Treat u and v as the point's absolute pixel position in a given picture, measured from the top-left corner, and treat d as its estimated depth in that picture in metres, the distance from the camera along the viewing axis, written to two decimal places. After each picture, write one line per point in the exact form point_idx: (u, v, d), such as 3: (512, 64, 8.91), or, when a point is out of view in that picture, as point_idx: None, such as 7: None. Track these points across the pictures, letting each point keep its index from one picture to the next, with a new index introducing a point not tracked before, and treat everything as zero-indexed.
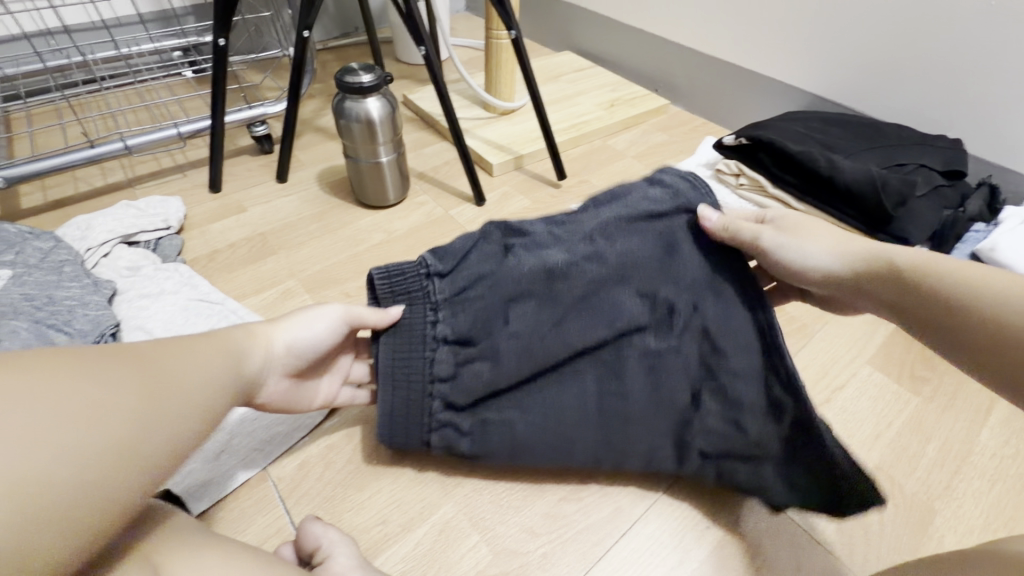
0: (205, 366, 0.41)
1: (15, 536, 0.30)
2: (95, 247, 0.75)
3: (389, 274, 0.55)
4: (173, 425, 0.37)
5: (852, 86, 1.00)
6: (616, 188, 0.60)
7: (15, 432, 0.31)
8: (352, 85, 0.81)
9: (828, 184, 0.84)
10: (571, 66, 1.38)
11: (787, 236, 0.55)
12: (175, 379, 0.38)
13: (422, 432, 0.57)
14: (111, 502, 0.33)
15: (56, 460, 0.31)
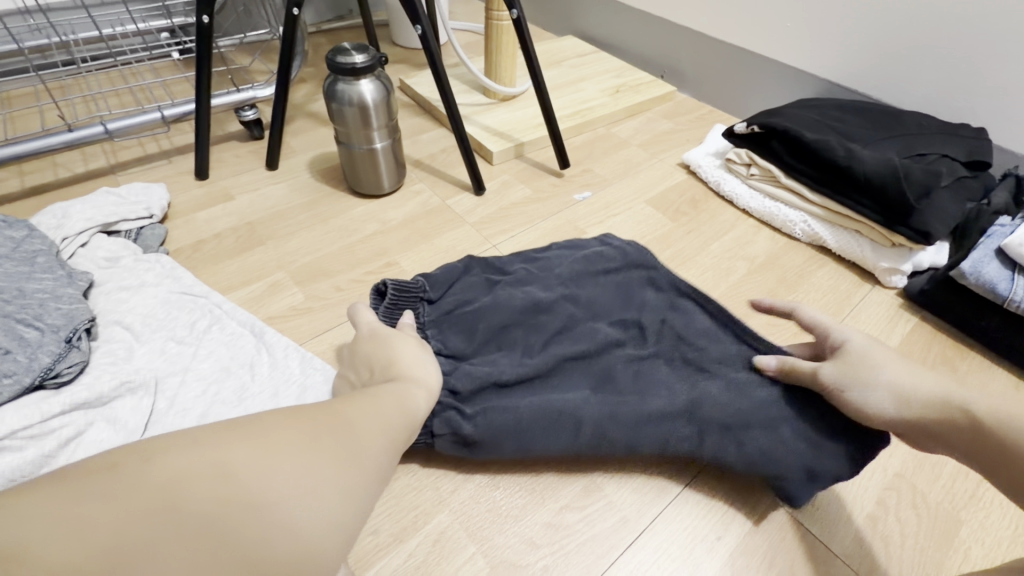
0: (384, 417, 0.43)
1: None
2: (72, 236, 0.71)
3: (400, 288, 0.64)
4: (363, 494, 0.37)
5: (870, 71, 0.95)
6: (576, 241, 0.76)
7: (266, 482, 0.33)
8: (343, 66, 0.76)
9: (845, 174, 0.80)
10: (574, 51, 1.33)
11: (850, 375, 0.49)
12: (371, 450, 0.40)
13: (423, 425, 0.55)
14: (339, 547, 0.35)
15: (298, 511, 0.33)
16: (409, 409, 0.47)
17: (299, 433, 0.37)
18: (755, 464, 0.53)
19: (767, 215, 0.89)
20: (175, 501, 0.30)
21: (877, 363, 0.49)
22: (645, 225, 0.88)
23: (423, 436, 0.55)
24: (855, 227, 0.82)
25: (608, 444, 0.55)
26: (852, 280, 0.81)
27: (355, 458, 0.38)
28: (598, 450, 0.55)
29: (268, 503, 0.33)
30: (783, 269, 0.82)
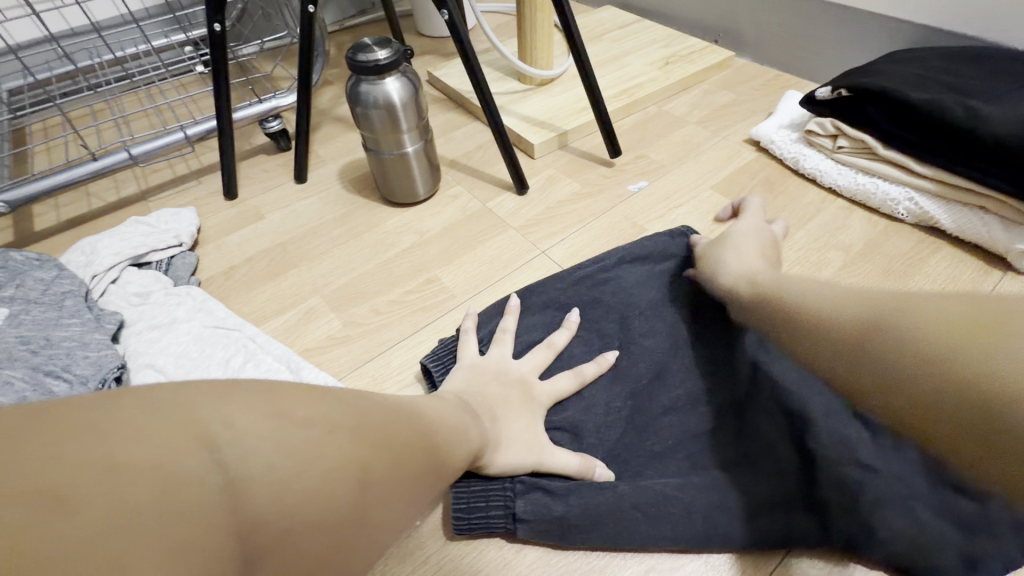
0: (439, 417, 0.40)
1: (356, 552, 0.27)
2: (101, 273, 0.68)
3: (440, 356, 0.58)
4: (428, 470, 0.34)
5: (981, 10, 0.79)
6: (644, 246, 0.68)
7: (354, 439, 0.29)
8: (365, 65, 0.68)
9: (965, 139, 0.66)
10: (614, 22, 1.21)
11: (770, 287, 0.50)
12: (427, 436, 0.36)
13: (505, 507, 0.48)
14: (412, 510, 0.32)
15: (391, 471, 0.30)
16: (467, 439, 0.42)
17: (363, 404, 0.32)
18: (917, 540, 0.44)
19: (859, 194, 0.76)
20: (349, 468, 0.27)
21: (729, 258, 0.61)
22: (714, 216, 0.77)
23: (504, 520, 0.48)
24: (977, 202, 0.68)
25: (722, 518, 0.47)
26: (976, 268, 0.67)
27: (422, 438, 0.35)
28: (696, 515, 0.47)
29: (403, 505, 0.31)
30: (887, 259, 0.69)
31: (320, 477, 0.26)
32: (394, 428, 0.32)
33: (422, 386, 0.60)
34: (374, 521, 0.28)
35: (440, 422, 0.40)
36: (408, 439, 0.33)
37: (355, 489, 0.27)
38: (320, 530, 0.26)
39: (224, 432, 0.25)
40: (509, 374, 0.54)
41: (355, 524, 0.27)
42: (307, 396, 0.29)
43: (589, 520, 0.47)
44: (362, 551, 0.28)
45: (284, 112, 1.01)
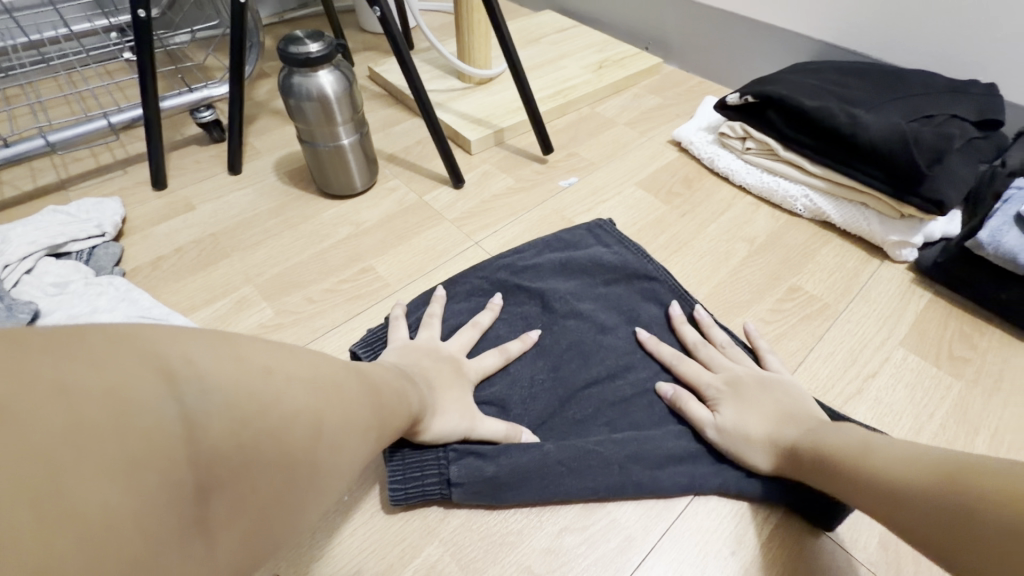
0: (377, 381, 0.42)
1: (290, 499, 0.30)
2: (14, 263, 0.66)
3: (369, 345, 0.60)
4: (364, 431, 0.37)
5: (867, 30, 0.89)
6: (569, 237, 0.73)
7: (299, 394, 0.31)
8: (296, 56, 0.69)
9: (850, 143, 0.74)
10: (552, 26, 1.26)
11: (736, 405, 0.53)
12: (366, 399, 0.38)
13: (439, 473, 0.51)
14: (343, 467, 0.34)
15: (330, 427, 0.33)
16: (406, 405, 0.45)
17: (307, 363, 0.34)
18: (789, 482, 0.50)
19: (765, 191, 0.83)
20: (299, 418, 0.31)
21: (748, 413, 0.52)
22: (636, 211, 0.82)
23: (438, 486, 0.51)
24: (860, 199, 0.76)
25: (632, 472, 0.51)
26: (859, 257, 0.76)
27: (360, 398, 0.38)
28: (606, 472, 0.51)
29: (338, 458, 0.34)
30: (786, 249, 0.77)
31: (271, 422, 0.29)
32: (338, 390, 0.35)
33: None
34: (310, 468, 0.31)
35: (382, 387, 0.42)
36: (347, 403, 0.36)
37: (302, 439, 0.30)
38: (271, 472, 0.28)
39: (187, 371, 0.26)
40: (437, 354, 0.57)
41: (297, 468, 0.30)
42: (258, 351, 0.31)
43: (518, 478, 0.51)
44: (297, 496, 0.30)
45: (217, 103, 1.00)
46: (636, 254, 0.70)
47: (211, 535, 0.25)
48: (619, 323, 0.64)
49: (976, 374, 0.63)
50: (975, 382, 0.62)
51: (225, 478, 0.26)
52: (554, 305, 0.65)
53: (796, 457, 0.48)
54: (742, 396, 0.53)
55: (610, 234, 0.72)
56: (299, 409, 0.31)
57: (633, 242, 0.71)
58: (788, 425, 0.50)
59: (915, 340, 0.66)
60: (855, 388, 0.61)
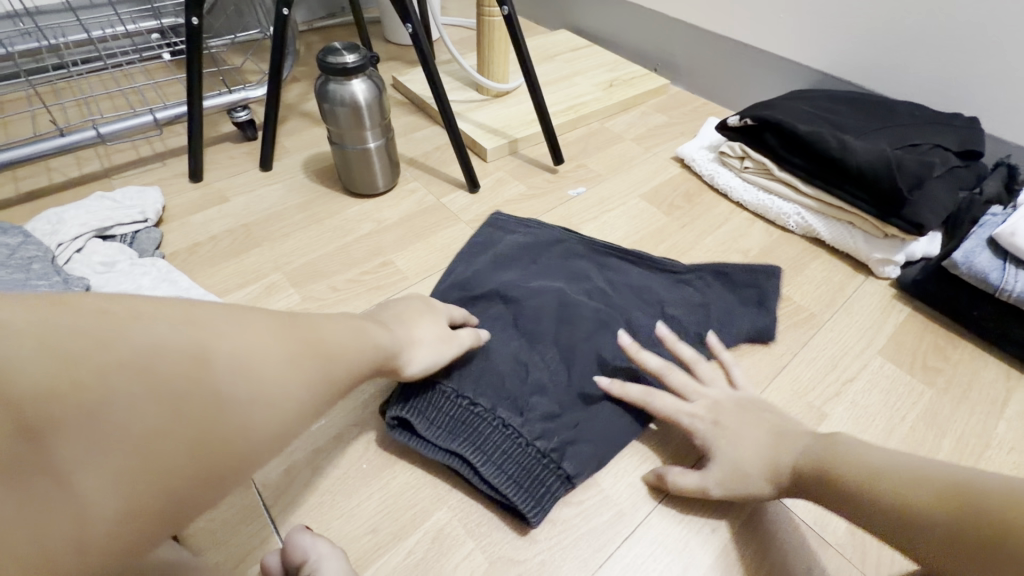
0: (324, 325, 0.43)
1: (183, 437, 0.32)
2: (66, 242, 0.72)
3: None
4: (280, 368, 0.37)
5: (861, 64, 0.96)
6: (529, 242, 0.79)
7: (174, 339, 0.34)
8: (334, 66, 0.75)
9: (838, 166, 0.80)
10: (567, 45, 1.33)
11: (715, 433, 0.54)
12: (290, 338, 0.39)
13: (556, 472, 0.55)
14: (261, 404, 0.35)
15: (226, 367, 0.35)
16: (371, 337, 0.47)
17: (201, 312, 0.36)
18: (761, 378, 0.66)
19: (760, 208, 0.89)
20: (163, 358, 0.33)
21: (728, 438, 0.53)
22: (639, 221, 0.88)
23: (561, 484, 0.55)
24: (847, 218, 0.82)
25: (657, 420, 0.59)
26: (845, 272, 0.82)
27: (277, 338, 0.38)
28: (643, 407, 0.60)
29: (246, 398, 0.35)
30: (777, 262, 0.83)
31: (158, 370, 0.32)
32: (259, 338, 0.37)
33: None
34: (204, 409, 0.33)
35: (328, 331, 0.43)
36: (255, 344, 0.36)
37: (206, 384, 0.33)
38: (176, 414, 0.32)
39: (74, 334, 0.31)
40: (403, 301, 0.58)
41: (181, 410, 0.32)
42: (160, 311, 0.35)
43: (611, 442, 0.58)
44: (186, 438, 0.32)
45: (252, 104, 1.06)
46: (542, 227, 0.82)
47: (64, 476, 0.30)
48: (568, 280, 0.73)
49: (946, 383, 0.68)
50: (945, 390, 0.67)
51: (116, 423, 0.31)
52: (541, 303, 0.67)
53: (800, 484, 0.49)
54: (716, 420, 0.55)
55: (553, 233, 0.81)
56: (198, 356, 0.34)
57: (534, 223, 0.83)
58: (785, 444, 0.52)
59: (893, 350, 0.72)
60: (834, 391, 0.66)
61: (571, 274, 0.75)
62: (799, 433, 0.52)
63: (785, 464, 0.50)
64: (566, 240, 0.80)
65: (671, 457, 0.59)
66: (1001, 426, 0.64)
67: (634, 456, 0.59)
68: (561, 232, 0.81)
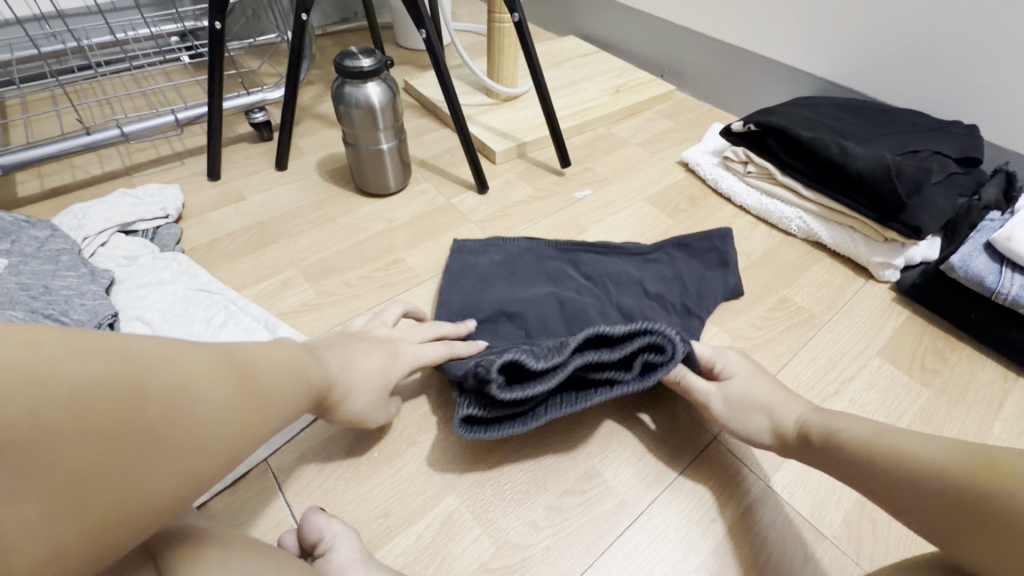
0: (277, 366, 0.41)
1: (100, 499, 0.30)
2: (92, 236, 0.74)
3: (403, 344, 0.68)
4: (225, 427, 0.35)
5: (864, 72, 0.98)
6: (508, 256, 0.79)
7: (115, 379, 0.30)
8: (351, 70, 0.78)
9: (839, 171, 0.82)
10: (575, 51, 1.35)
11: (733, 397, 0.58)
12: (244, 388, 0.37)
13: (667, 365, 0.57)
14: (196, 467, 0.33)
15: (170, 421, 0.32)
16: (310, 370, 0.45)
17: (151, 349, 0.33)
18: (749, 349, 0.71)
19: (763, 212, 0.91)
20: (104, 404, 0.30)
21: (746, 395, 0.58)
22: (644, 223, 0.90)
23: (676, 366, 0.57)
24: (848, 222, 0.84)
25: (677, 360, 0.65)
26: (846, 275, 0.83)
27: (232, 387, 0.36)
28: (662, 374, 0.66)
29: (182, 458, 0.33)
30: (779, 264, 0.84)
31: (88, 418, 0.29)
32: (194, 374, 0.34)
33: None
34: (131, 465, 0.31)
35: (282, 372, 0.41)
36: (206, 394, 0.34)
37: (134, 419, 0.31)
38: (85, 454, 0.29)
39: (3, 363, 0.27)
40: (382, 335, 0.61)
41: (107, 466, 0.30)
42: (90, 346, 0.30)
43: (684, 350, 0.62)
44: (104, 494, 0.30)
45: (268, 106, 1.10)
46: (512, 241, 0.82)
47: None
48: (555, 285, 0.75)
49: (943, 384, 0.69)
50: (942, 391, 0.69)
51: (25, 468, 0.27)
52: (542, 313, 0.69)
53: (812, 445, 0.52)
54: (734, 385, 0.59)
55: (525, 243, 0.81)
56: (121, 391, 0.30)
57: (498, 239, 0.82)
58: (790, 413, 0.55)
59: (891, 351, 0.73)
60: (832, 389, 0.68)
61: (552, 279, 0.77)
62: (795, 397, 0.56)
63: (801, 428, 0.54)
64: (534, 247, 0.81)
65: (672, 450, 0.61)
66: (997, 426, 0.65)
67: (637, 448, 0.61)
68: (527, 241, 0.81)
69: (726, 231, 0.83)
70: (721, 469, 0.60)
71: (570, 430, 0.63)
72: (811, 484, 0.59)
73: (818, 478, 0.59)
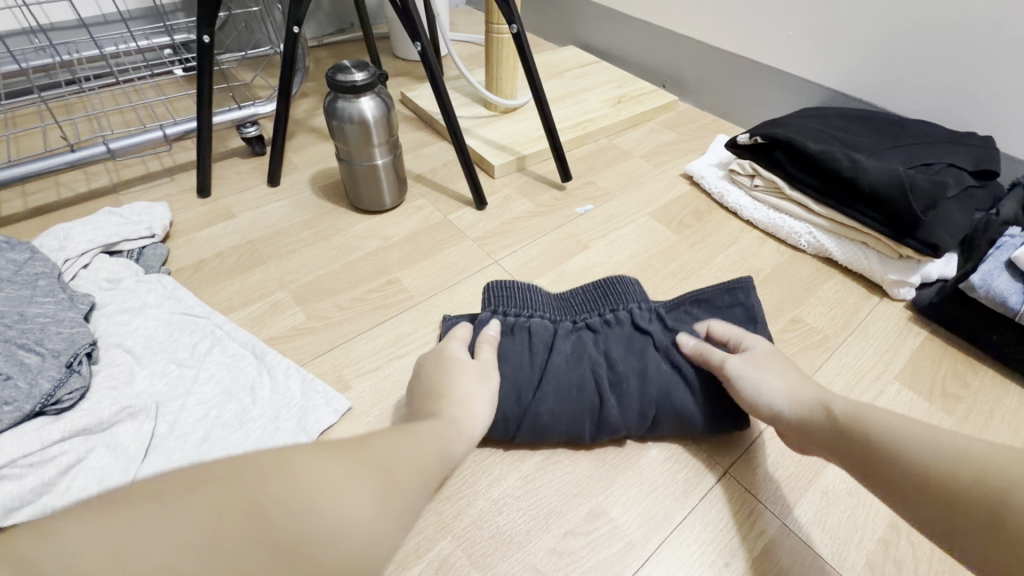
0: (394, 447, 0.41)
1: None
2: (73, 258, 0.71)
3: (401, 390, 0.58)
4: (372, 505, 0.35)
5: (873, 82, 0.95)
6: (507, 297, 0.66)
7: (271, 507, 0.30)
8: (343, 84, 0.75)
9: (851, 186, 0.79)
10: (575, 61, 1.33)
11: (752, 370, 0.55)
12: (376, 472, 0.37)
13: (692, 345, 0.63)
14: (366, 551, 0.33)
15: (332, 520, 0.32)
16: (439, 451, 0.45)
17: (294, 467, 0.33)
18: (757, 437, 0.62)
19: (771, 227, 0.88)
20: (276, 536, 0.29)
21: (764, 373, 0.55)
22: (648, 239, 0.87)
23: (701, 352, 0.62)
24: (861, 238, 0.81)
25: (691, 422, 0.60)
26: (859, 293, 0.80)
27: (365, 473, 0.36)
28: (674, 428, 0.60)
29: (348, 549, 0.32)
30: (789, 282, 0.81)
31: (261, 544, 0.29)
32: (330, 479, 0.34)
33: (378, 373, 0.66)
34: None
35: (397, 450, 0.41)
36: (339, 484, 0.34)
37: (302, 534, 0.30)
38: (276, 573, 0.28)
39: (180, 532, 0.27)
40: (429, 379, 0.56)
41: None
42: (227, 477, 0.30)
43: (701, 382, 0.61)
44: None
45: (261, 120, 1.07)
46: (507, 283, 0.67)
47: None
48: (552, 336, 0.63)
49: (966, 411, 0.66)
50: (965, 418, 0.65)
51: None
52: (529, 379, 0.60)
53: (817, 421, 0.49)
54: (754, 361, 0.56)
55: (515, 283, 0.68)
56: (273, 510, 0.30)
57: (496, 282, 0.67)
58: (800, 392, 0.52)
59: (910, 375, 0.70)
60: None
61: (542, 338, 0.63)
62: (810, 380, 0.54)
63: (824, 408, 0.49)
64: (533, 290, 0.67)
65: (681, 486, 0.58)
66: None
67: (644, 485, 0.58)
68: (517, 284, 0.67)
69: (751, 279, 0.65)
70: (733, 507, 0.56)
71: (572, 464, 0.59)
72: (831, 523, 0.55)
73: (838, 516, 0.55)
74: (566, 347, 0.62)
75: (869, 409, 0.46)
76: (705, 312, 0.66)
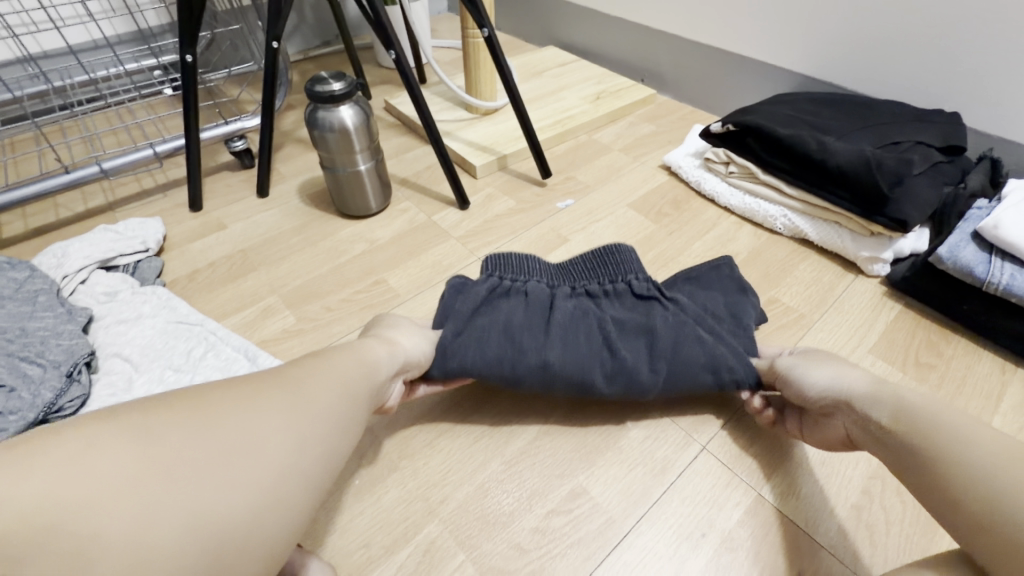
0: (330, 374, 0.47)
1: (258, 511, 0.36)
2: (71, 274, 0.74)
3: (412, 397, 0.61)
4: (313, 428, 0.42)
5: (841, 64, 0.97)
6: (507, 266, 0.68)
7: (211, 436, 0.37)
8: (322, 94, 0.78)
9: (820, 167, 0.81)
10: (554, 60, 1.36)
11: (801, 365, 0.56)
12: (313, 398, 0.43)
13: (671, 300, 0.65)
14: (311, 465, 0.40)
15: (269, 438, 0.39)
16: (370, 369, 0.51)
17: (226, 398, 0.40)
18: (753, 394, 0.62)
19: (747, 212, 0.90)
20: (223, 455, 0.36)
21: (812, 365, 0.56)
22: (628, 229, 0.89)
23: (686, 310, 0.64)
24: (833, 218, 0.83)
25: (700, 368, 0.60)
26: (834, 271, 0.82)
27: (301, 401, 0.42)
28: (679, 375, 0.60)
29: (294, 461, 0.39)
30: (766, 264, 0.83)
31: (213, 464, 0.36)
32: (260, 409, 0.40)
33: None
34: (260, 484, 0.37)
35: (332, 372, 0.47)
36: (278, 410, 0.41)
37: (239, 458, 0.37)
38: (221, 481, 0.35)
39: (139, 456, 0.34)
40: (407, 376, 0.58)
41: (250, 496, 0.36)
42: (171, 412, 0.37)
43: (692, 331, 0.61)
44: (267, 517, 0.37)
45: (249, 134, 1.10)
46: (500, 258, 0.70)
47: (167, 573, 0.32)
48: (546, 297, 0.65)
49: (939, 379, 0.67)
50: (938, 386, 0.67)
51: (197, 515, 0.34)
52: (540, 337, 0.61)
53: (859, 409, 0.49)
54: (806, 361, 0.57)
55: (513, 255, 0.71)
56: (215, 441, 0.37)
57: (495, 260, 0.69)
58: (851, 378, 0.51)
59: (884, 348, 0.71)
60: None
61: (546, 303, 0.65)
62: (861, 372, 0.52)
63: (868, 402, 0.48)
64: (530, 262, 0.70)
65: (659, 463, 0.60)
66: (996, 420, 0.63)
67: (624, 464, 0.60)
68: (509, 257, 0.70)
69: (729, 257, 0.72)
70: (710, 481, 0.58)
71: (554, 449, 0.61)
72: (806, 492, 0.57)
73: (811, 485, 0.57)
74: (567, 307, 0.64)
75: (916, 410, 0.45)
76: (695, 287, 0.69)
